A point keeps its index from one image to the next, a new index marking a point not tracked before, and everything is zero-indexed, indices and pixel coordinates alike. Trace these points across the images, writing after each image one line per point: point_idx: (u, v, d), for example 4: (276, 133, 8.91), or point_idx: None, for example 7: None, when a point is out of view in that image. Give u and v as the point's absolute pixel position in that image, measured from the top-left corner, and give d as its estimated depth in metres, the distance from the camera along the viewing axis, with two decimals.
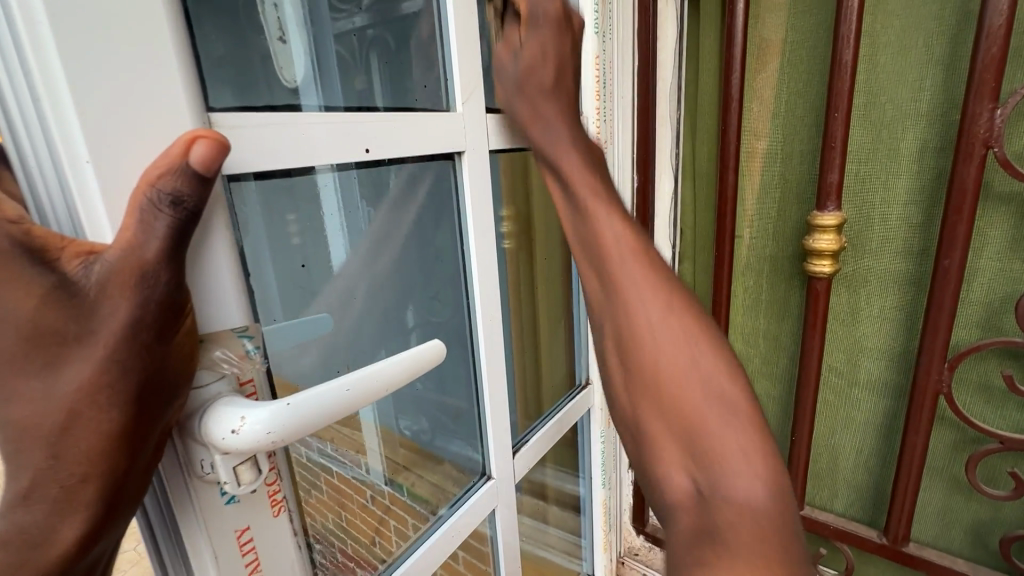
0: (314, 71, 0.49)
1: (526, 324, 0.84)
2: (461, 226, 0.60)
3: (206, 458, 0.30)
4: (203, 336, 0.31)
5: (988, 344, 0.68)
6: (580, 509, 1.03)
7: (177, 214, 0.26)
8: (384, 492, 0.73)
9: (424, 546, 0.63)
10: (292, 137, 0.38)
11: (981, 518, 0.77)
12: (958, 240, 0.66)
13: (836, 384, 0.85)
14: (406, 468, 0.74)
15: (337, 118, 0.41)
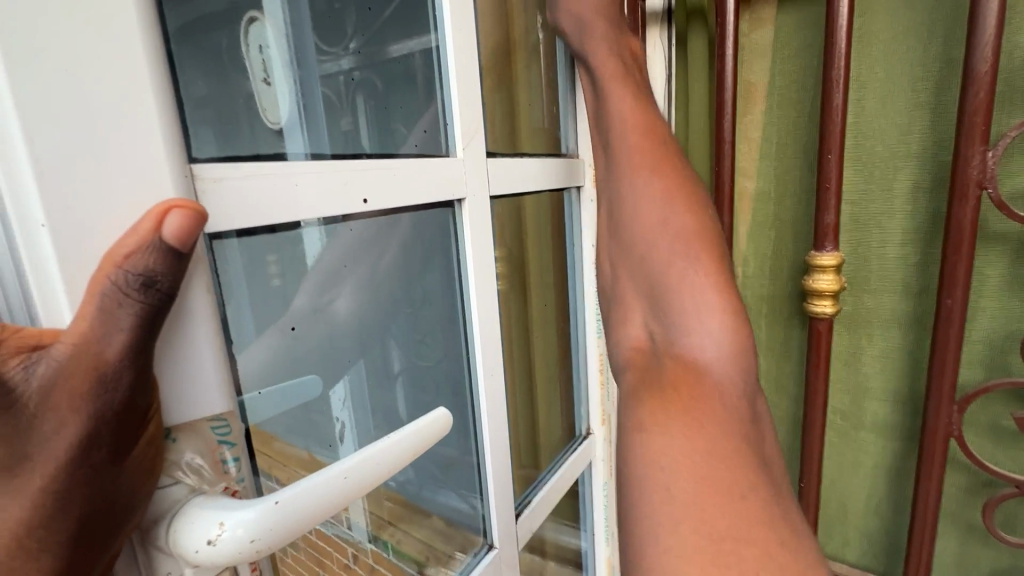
0: (301, 113, 0.47)
1: (522, 370, 0.80)
2: (459, 277, 0.57)
3: (170, 570, 0.26)
4: (172, 428, 0.27)
5: (997, 385, 0.66)
6: (583, 566, 0.96)
7: (147, 297, 0.24)
8: (368, 550, 0.68)
9: None
10: (286, 190, 0.35)
11: (1000, 565, 0.74)
12: (959, 280, 0.65)
13: (842, 427, 0.83)
14: (392, 524, 0.69)
15: (335, 168, 0.38)
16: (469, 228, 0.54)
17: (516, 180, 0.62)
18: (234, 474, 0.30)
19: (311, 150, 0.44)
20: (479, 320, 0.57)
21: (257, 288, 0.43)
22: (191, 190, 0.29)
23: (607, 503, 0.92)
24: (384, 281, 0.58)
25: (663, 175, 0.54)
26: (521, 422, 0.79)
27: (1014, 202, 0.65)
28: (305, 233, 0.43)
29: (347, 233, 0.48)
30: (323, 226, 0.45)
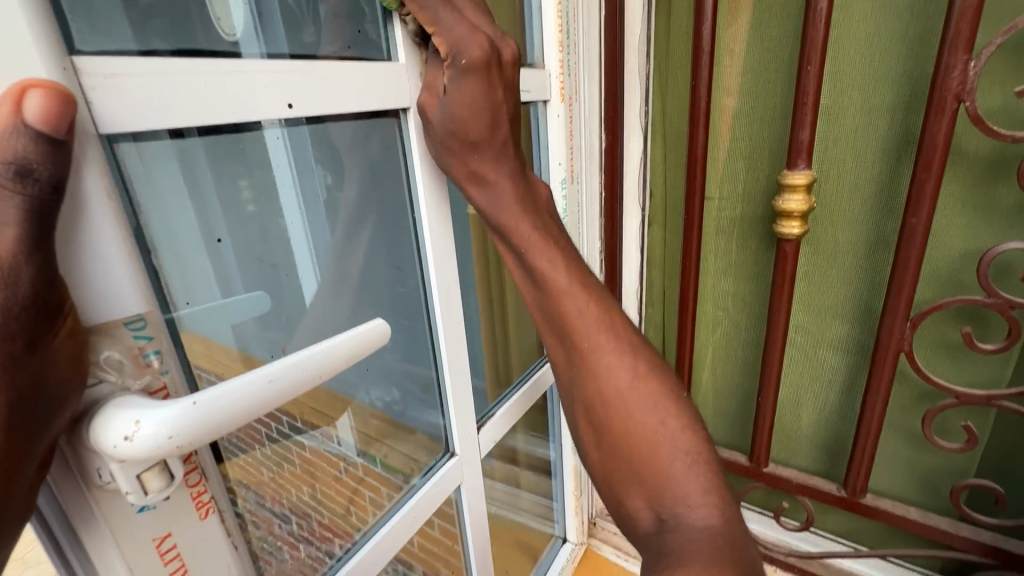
0: (255, 22, 0.42)
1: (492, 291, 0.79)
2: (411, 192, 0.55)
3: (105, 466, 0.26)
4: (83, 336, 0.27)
5: (949, 302, 0.67)
6: (552, 473, 1.03)
7: (27, 187, 0.23)
8: (357, 463, 0.70)
9: (400, 512, 0.61)
10: (192, 92, 0.32)
11: (935, 469, 0.79)
12: (926, 198, 0.64)
13: (801, 344, 0.86)
14: (378, 440, 0.71)
15: (249, 67, 0.35)
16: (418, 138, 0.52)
17: None
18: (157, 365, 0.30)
19: (268, 53, 0.41)
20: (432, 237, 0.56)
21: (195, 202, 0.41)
22: (77, 86, 0.27)
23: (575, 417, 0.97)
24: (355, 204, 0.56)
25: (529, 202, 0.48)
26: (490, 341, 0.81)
27: (991, 116, 0.63)
28: (265, 134, 0.43)
29: (306, 139, 0.48)
30: (284, 127, 0.44)
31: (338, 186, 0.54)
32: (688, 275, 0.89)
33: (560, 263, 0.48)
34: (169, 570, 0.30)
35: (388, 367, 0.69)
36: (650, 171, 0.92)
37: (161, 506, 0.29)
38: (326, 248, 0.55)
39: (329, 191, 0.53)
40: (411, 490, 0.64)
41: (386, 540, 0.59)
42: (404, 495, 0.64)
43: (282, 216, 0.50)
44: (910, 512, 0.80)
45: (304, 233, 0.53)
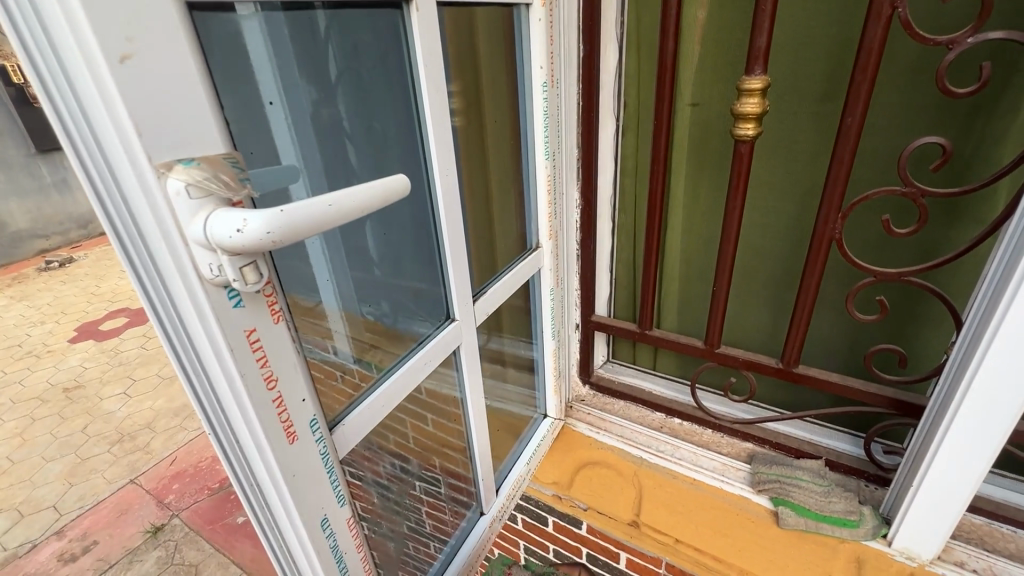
0: None
1: (480, 192, 0.86)
2: (412, 80, 0.63)
3: (210, 262, 0.35)
4: (195, 160, 0.35)
5: (874, 194, 0.78)
6: (535, 370, 1.17)
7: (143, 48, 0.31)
8: (353, 370, 0.68)
9: (393, 377, 0.69)
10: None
11: (854, 340, 0.94)
12: (861, 97, 0.74)
13: (752, 239, 0.98)
14: (373, 346, 0.72)
15: None
16: (418, 29, 0.59)
17: None
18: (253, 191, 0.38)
19: None
20: (433, 126, 0.64)
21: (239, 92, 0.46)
22: None
23: (554, 308, 1.09)
24: (339, 121, 0.60)
25: None
26: (478, 240, 0.87)
27: (921, 23, 0.71)
28: (243, 24, 0.45)
29: (286, 34, 0.51)
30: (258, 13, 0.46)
31: (323, 102, 0.58)
32: (657, 179, 0.98)
33: None
34: (255, 355, 0.40)
35: (378, 281, 0.73)
36: (624, 82, 0.99)
37: (248, 305, 0.39)
38: (310, 146, 0.57)
39: (315, 106, 0.57)
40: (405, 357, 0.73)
41: (387, 391, 0.68)
42: (398, 360, 0.72)
43: (269, 118, 0.51)
44: (831, 376, 0.96)
45: (289, 127, 0.54)
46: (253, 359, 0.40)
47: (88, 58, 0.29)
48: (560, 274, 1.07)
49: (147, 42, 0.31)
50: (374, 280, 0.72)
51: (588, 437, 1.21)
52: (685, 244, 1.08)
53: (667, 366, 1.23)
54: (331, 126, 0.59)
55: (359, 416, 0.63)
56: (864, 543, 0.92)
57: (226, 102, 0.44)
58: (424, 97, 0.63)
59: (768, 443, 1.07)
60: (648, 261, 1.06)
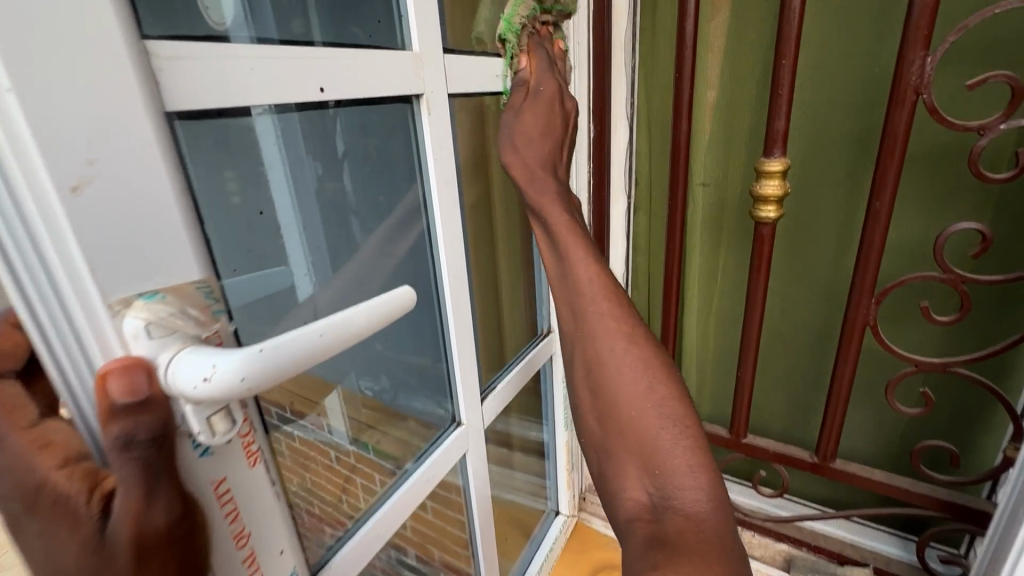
0: (245, 12, 0.42)
1: (486, 277, 0.84)
2: (420, 166, 0.60)
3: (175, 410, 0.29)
4: (162, 292, 0.30)
5: (909, 279, 0.74)
6: (546, 456, 1.09)
7: (97, 169, 0.27)
8: (349, 450, 0.72)
9: (386, 505, 0.62)
10: (238, 73, 0.36)
11: (897, 434, 0.86)
12: (888, 182, 0.70)
13: (773, 323, 0.92)
14: (371, 426, 0.74)
15: (264, 53, 0.37)
16: (428, 122, 0.56)
17: (474, 81, 0.63)
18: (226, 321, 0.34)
19: (257, 37, 0.42)
20: (441, 217, 0.60)
21: (218, 199, 0.42)
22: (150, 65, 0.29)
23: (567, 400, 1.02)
24: (346, 195, 0.59)
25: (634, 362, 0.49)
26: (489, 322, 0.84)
27: (947, 109, 0.69)
28: (256, 122, 0.44)
29: (299, 129, 0.50)
30: (275, 116, 0.46)
31: (329, 177, 0.56)
32: (672, 259, 0.94)
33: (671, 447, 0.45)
34: (224, 511, 0.33)
35: (378, 357, 0.72)
36: (635, 162, 0.97)
37: (219, 451, 0.33)
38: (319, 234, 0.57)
39: (321, 182, 0.56)
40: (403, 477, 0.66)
41: (381, 519, 0.60)
42: (395, 483, 0.65)
43: (277, 206, 0.51)
44: (875, 474, 0.87)
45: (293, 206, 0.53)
46: (221, 515, 0.33)
47: (31, 179, 0.25)
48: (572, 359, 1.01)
49: (112, 157, 0.27)
50: (374, 357, 0.71)
51: (605, 535, 1.11)
52: (704, 327, 1.02)
53: None
54: (335, 210, 0.58)
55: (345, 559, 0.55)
56: None
57: (229, 182, 0.43)
58: (433, 188, 0.59)
59: (807, 546, 0.97)
60: (664, 342, 1.01)
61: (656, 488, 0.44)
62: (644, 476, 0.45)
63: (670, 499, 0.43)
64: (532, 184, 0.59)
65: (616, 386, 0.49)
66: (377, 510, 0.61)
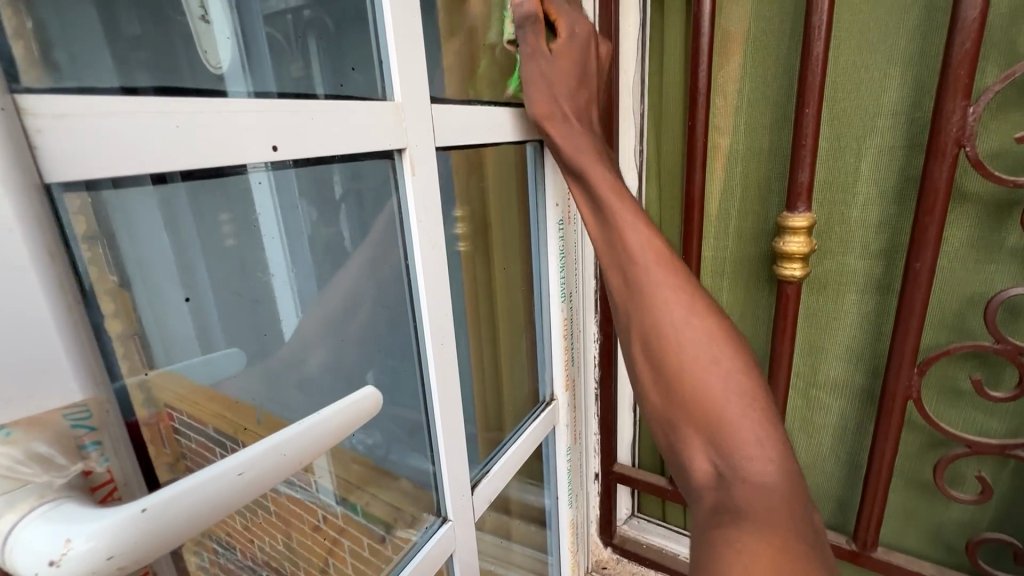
0: (243, 63, 0.45)
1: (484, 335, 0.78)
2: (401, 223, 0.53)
3: None
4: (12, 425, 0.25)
5: (958, 348, 0.67)
6: (546, 524, 0.97)
7: None
8: (338, 511, 0.74)
9: None
10: (161, 131, 0.31)
11: (946, 520, 0.77)
12: (929, 242, 0.63)
13: (799, 387, 0.84)
14: (359, 487, 0.74)
15: (207, 105, 0.33)
16: (412, 179, 0.50)
17: (470, 132, 0.58)
18: (95, 458, 0.29)
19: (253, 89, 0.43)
20: (424, 281, 0.53)
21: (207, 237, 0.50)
22: (17, 129, 0.25)
23: (571, 469, 0.93)
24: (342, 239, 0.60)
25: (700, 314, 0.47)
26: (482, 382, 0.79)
27: (991, 161, 0.63)
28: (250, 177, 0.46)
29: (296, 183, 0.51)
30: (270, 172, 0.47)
31: (323, 223, 0.58)
32: None
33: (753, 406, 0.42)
34: None
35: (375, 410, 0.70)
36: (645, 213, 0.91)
37: None
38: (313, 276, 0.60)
39: (314, 227, 0.58)
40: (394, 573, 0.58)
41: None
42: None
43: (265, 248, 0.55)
44: (923, 567, 0.78)
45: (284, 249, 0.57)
46: None
47: None
48: (577, 425, 0.93)
49: None
50: None
51: None
52: None
53: None
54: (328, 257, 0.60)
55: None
56: None
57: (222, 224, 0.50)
58: (415, 250, 0.53)
59: None
60: None
61: (724, 459, 0.41)
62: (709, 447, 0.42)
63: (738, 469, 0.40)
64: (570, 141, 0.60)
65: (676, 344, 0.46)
66: None
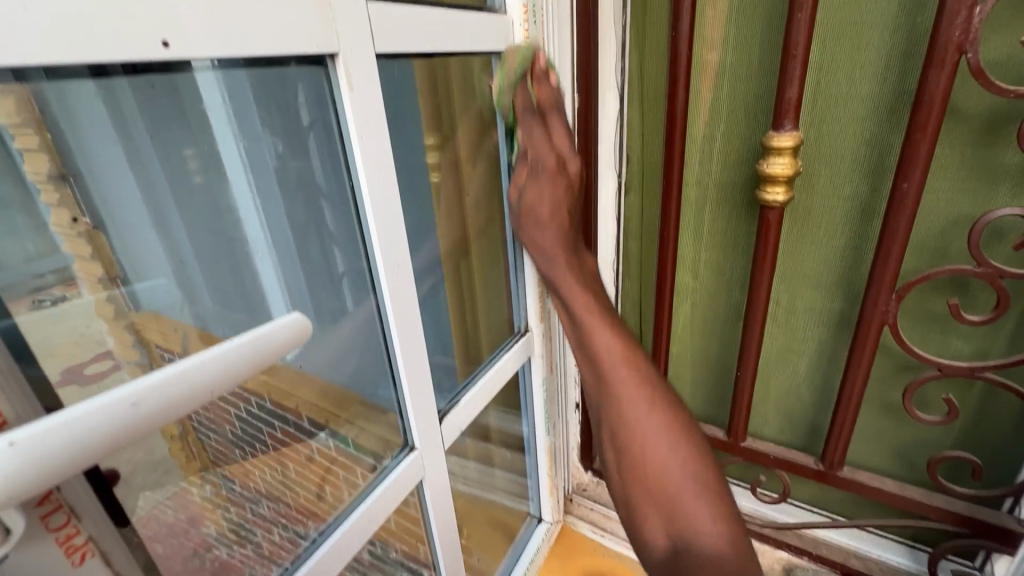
0: None
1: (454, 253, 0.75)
2: (344, 144, 0.49)
3: None
4: None
5: (937, 272, 0.65)
6: (525, 449, 1.00)
7: None
8: (330, 444, 0.76)
9: (343, 527, 0.55)
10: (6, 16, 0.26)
11: (910, 439, 0.79)
12: (918, 161, 0.60)
13: (778, 315, 0.84)
14: (348, 420, 0.75)
15: None
16: (352, 92, 0.46)
17: (423, 42, 0.52)
18: None
19: None
20: (373, 210, 0.50)
21: (176, 167, 0.58)
22: None
23: (547, 396, 0.93)
24: (312, 174, 0.61)
25: (627, 366, 0.57)
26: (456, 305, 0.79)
27: (993, 69, 0.58)
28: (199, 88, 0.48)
29: (251, 95, 0.51)
30: (219, 72, 0.46)
31: (291, 155, 0.60)
32: (667, 248, 0.85)
33: (713, 514, 0.47)
34: None
35: (349, 346, 0.72)
36: (626, 136, 0.87)
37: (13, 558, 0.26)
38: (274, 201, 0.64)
39: (280, 159, 0.60)
40: (360, 498, 0.58)
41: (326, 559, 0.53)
42: (349, 506, 0.58)
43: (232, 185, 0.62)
44: (885, 482, 0.80)
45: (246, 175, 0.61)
46: None
47: None
48: (554, 354, 0.93)
49: None
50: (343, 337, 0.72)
51: (591, 540, 1.05)
52: (700, 318, 0.94)
53: None
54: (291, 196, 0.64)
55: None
56: None
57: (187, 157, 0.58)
58: (360, 175, 0.49)
59: (807, 554, 0.90)
60: (659, 338, 0.92)
61: (676, 534, 0.46)
62: (664, 525, 0.47)
63: (689, 546, 0.45)
64: (544, 261, 0.69)
65: (644, 451, 0.51)
66: (331, 535, 0.54)
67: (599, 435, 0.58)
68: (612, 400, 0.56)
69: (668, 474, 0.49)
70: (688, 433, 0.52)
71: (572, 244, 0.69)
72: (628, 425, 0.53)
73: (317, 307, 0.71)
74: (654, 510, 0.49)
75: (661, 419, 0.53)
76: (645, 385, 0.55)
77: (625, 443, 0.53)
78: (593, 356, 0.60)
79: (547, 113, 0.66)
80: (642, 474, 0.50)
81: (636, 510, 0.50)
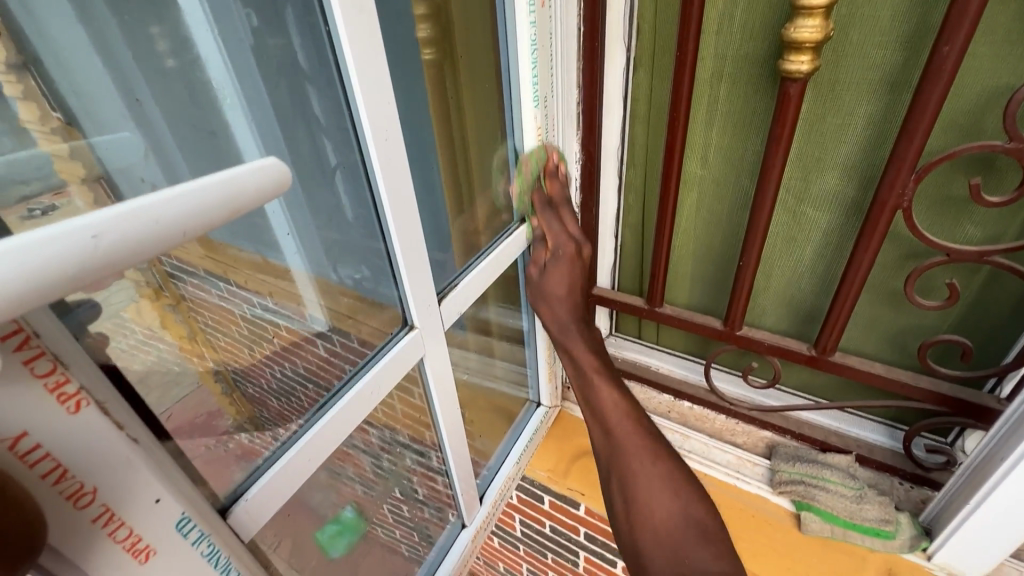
0: None
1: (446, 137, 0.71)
2: None
3: None
4: None
5: (964, 150, 0.61)
6: (525, 342, 1.02)
7: None
8: (336, 339, 0.79)
9: (343, 400, 0.56)
10: None
11: (906, 326, 0.80)
12: (968, 18, 0.53)
13: (787, 203, 0.81)
14: (352, 316, 0.77)
15: None
16: None
17: None
18: None
19: None
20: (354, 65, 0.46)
21: (146, 54, 0.53)
22: None
23: None
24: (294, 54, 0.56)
25: (635, 428, 0.64)
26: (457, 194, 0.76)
27: None
28: None
29: None
30: None
31: (269, 33, 0.55)
32: (676, 132, 0.80)
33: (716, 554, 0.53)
34: (40, 471, 0.27)
35: (343, 241, 0.70)
36: (639, 3, 0.78)
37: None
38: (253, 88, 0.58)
39: (258, 37, 0.55)
40: (358, 373, 0.59)
41: (325, 433, 0.54)
42: (350, 379, 0.59)
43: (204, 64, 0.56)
44: (875, 366, 0.82)
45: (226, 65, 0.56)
46: (39, 476, 0.27)
47: None
48: None
49: None
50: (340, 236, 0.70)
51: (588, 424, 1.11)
52: (703, 207, 0.91)
53: (673, 340, 1.08)
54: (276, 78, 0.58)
55: (270, 484, 0.48)
56: (899, 554, 0.83)
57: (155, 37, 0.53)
58: (337, 22, 0.44)
59: (791, 434, 0.95)
60: (661, 227, 0.90)
61: None
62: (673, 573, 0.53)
63: None
64: (560, 333, 0.76)
65: (649, 504, 0.58)
66: (332, 406, 0.55)
67: (607, 483, 0.64)
68: (598, 432, 0.67)
69: (682, 546, 0.55)
70: (683, 488, 0.59)
71: (576, 272, 0.79)
72: (633, 485, 0.60)
73: (314, 207, 0.67)
74: (622, 512, 0.60)
75: (678, 488, 0.59)
76: (649, 445, 0.62)
77: (606, 461, 0.64)
78: (596, 404, 0.68)
79: (558, 205, 0.80)
80: (647, 521, 0.57)
81: (638, 547, 0.57)
